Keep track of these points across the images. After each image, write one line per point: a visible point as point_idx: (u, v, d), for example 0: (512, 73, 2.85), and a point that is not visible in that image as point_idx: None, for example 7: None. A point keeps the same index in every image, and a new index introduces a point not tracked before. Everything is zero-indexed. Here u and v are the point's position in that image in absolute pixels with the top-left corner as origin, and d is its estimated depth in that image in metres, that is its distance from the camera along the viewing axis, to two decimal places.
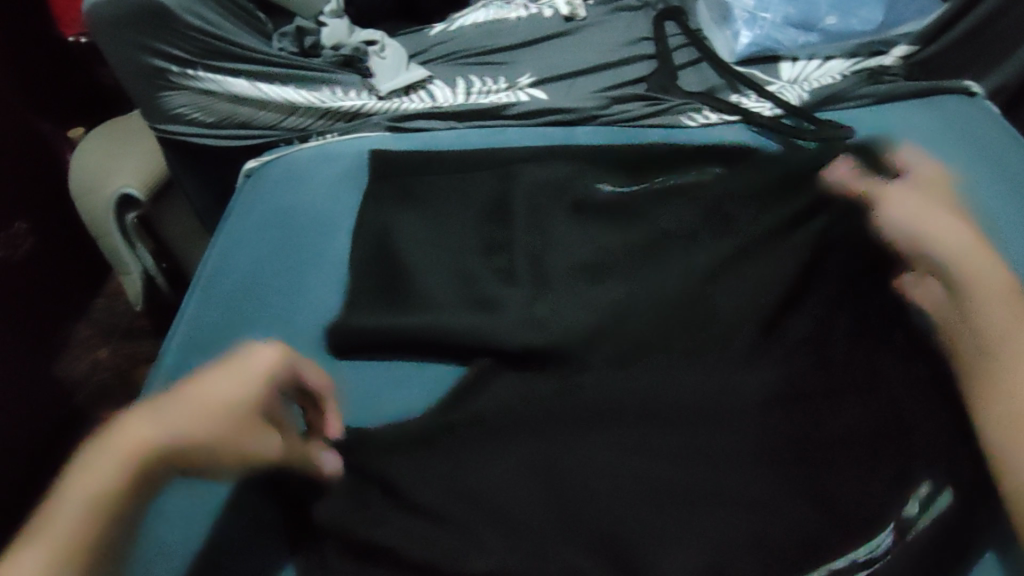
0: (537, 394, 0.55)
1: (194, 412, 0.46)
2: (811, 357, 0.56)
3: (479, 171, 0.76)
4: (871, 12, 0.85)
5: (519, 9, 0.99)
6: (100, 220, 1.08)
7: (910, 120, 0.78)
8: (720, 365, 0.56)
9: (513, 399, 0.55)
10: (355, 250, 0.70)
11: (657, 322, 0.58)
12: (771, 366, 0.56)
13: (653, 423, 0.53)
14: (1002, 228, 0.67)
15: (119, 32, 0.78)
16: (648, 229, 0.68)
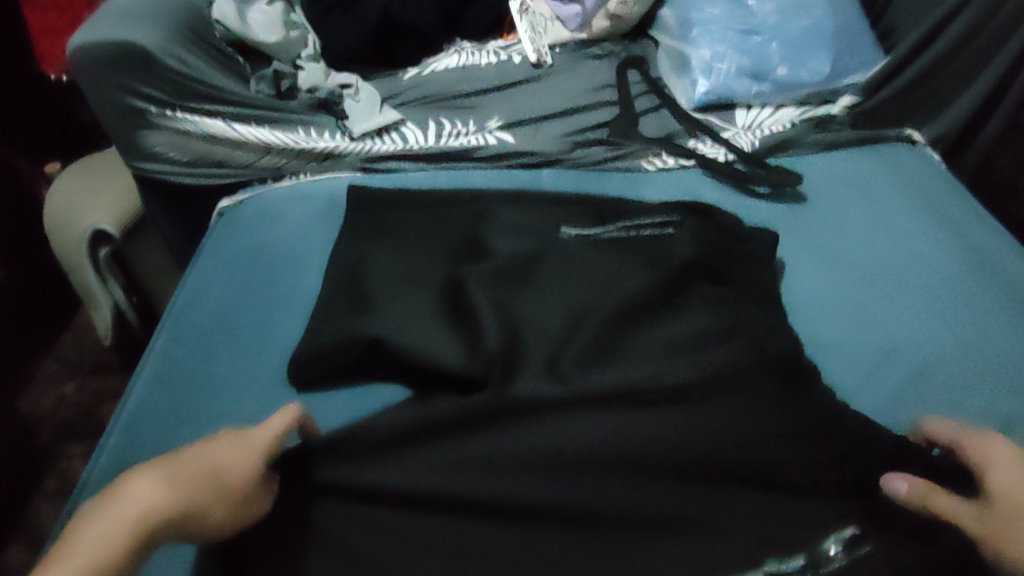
0: (493, 430, 0.56)
1: (199, 479, 0.46)
2: (763, 395, 0.57)
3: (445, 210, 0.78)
4: (820, 63, 0.87)
5: (490, 56, 1.03)
6: (71, 256, 1.08)
7: (857, 166, 0.83)
8: (670, 398, 0.57)
9: (470, 435, 0.56)
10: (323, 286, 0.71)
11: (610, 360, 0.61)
12: (723, 404, 0.57)
13: (601, 461, 0.54)
14: (937, 269, 0.71)
15: (99, 73, 0.81)
16: (608, 261, 0.70)
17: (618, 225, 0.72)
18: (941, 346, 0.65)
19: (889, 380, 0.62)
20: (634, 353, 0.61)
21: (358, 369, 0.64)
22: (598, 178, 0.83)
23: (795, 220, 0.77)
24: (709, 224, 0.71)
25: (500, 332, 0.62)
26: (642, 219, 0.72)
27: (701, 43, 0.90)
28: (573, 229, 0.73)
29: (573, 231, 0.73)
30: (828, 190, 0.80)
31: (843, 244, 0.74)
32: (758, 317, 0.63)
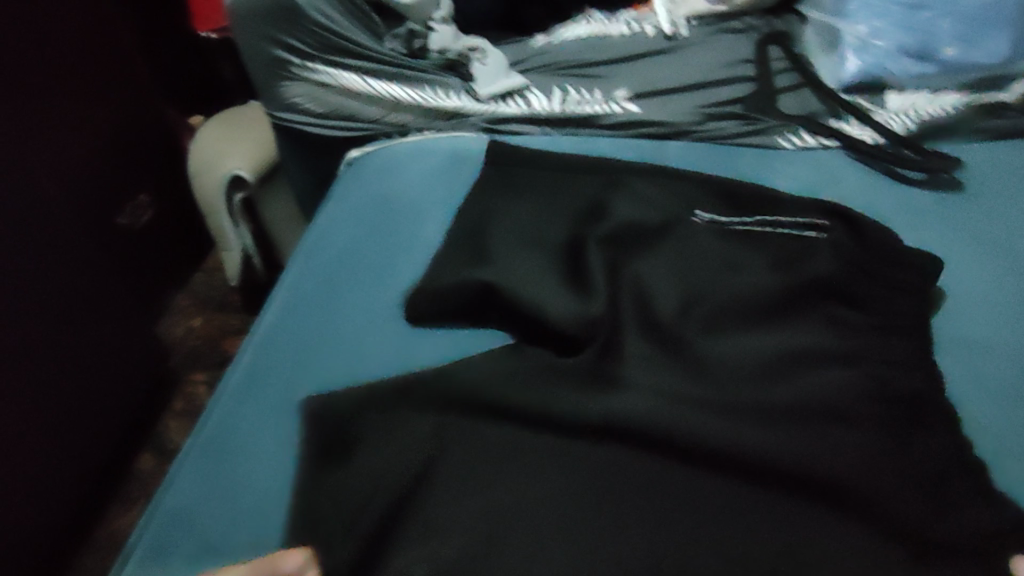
0: (598, 388, 0.56)
1: None
2: (881, 404, 0.55)
3: (568, 175, 0.77)
4: (996, 44, 0.79)
5: (622, 26, 1.00)
6: (210, 199, 1.17)
7: (1022, 159, 0.75)
8: (781, 379, 0.57)
9: (583, 400, 0.55)
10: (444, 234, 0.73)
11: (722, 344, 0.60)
12: (836, 391, 0.56)
13: (710, 437, 0.52)
14: None
15: (254, 23, 0.87)
16: (732, 244, 0.67)
17: (749, 219, 0.69)
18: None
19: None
20: (751, 333, 0.60)
21: (467, 311, 0.65)
22: (730, 154, 0.79)
23: (948, 209, 0.70)
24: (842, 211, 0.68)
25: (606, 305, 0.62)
26: (789, 220, 0.68)
27: (857, 17, 0.83)
28: (708, 215, 0.70)
29: (709, 217, 0.70)
30: (990, 183, 0.72)
31: (1004, 242, 0.67)
32: (886, 312, 0.61)
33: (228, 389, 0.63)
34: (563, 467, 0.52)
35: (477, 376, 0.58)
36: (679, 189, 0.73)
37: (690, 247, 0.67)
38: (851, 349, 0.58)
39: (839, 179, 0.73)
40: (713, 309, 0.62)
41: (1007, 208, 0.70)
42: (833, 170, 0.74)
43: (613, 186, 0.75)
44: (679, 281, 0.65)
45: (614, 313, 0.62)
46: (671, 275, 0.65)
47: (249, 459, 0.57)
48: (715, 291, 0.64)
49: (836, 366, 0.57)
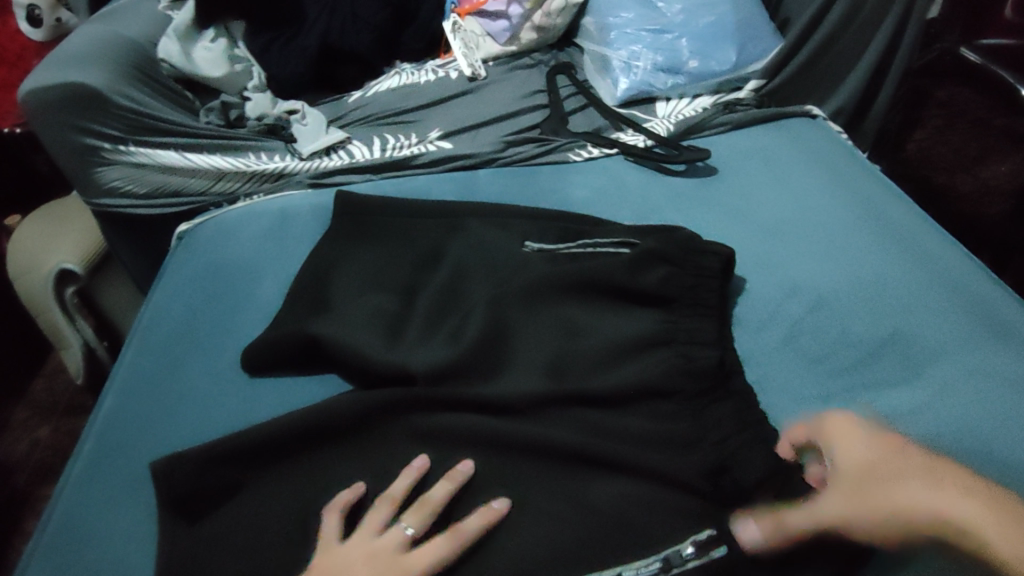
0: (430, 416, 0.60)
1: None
2: (690, 382, 0.59)
3: (396, 217, 0.82)
4: (726, 53, 0.95)
5: (427, 74, 1.10)
6: (37, 299, 1.10)
7: (765, 141, 0.89)
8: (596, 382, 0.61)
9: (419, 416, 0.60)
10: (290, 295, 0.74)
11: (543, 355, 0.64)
12: (644, 370, 0.61)
13: (509, 436, 0.57)
14: (834, 231, 0.75)
15: (54, 115, 0.86)
16: (563, 250, 0.72)
17: (573, 242, 0.73)
18: (849, 283, 0.68)
19: (802, 324, 0.66)
20: (551, 328, 0.66)
21: (314, 355, 0.69)
22: (528, 175, 0.88)
23: (711, 192, 0.82)
24: (620, 211, 0.80)
25: (425, 325, 0.68)
26: (602, 240, 0.72)
27: (619, 45, 0.98)
28: (536, 245, 0.75)
29: (536, 246, 0.74)
30: (738, 164, 0.86)
31: (751, 207, 0.79)
32: (689, 289, 0.65)
33: (68, 480, 0.64)
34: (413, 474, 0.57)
35: (334, 427, 0.60)
36: (495, 212, 0.80)
37: (502, 249, 0.75)
38: (674, 339, 0.63)
39: (624, 180, 0.85)
40: (517, 314, 0.67)
41: (756, 184, 0.83)
42: (619, 174, 0.86)
43: (449, 227, 0.80)
44: (502, 283, 0.70)
45: (449, 332, 0.67)
46: (509, 293, 0.68)
47: (102, 542, 0.59)
48: (533, 307, 0.68)
49: (659, 369, 0.60)
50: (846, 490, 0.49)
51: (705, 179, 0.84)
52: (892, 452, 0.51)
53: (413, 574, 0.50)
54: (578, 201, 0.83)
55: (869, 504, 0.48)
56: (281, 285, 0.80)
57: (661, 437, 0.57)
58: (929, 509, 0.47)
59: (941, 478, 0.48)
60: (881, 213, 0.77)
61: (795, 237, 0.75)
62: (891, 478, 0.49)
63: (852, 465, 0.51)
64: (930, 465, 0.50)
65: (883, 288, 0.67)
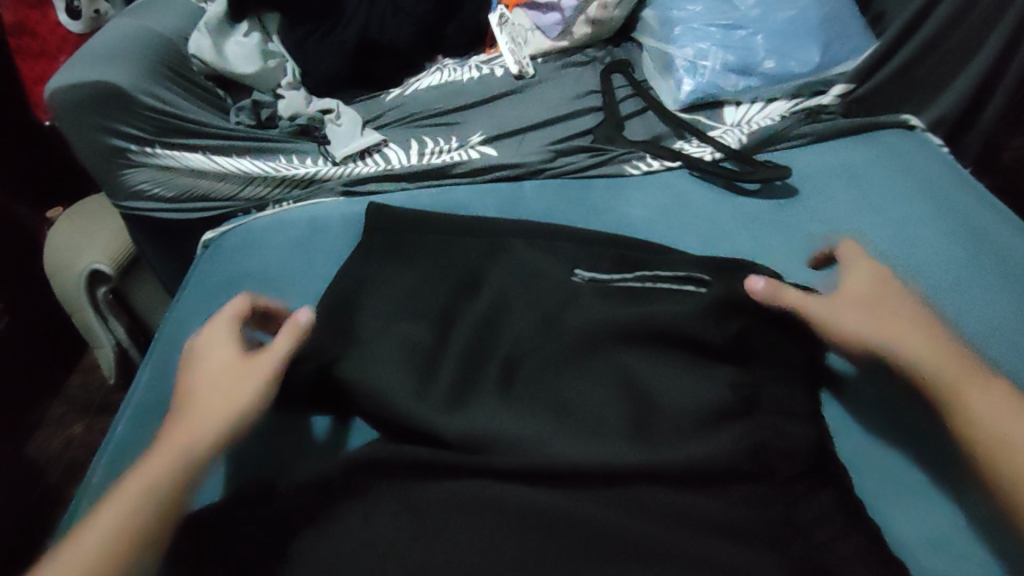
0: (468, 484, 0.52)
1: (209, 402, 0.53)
2: (781, 467, 0.51)
3: (431, 235, 0.74)
4: (808, 53, 0.84)
5: (471, 71, 1.02)
6: (70, 298, 1.08)
7: (852, 156, 0.78)
8: (665, 452, 0.52)
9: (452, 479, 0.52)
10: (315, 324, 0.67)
11: (601, 415, 0.56)
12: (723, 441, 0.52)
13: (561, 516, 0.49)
14: (941, 272, 0.64)
15: (79, 115, 0.81)
16: (619, 282, 0.65)
17: (634, 273, 0.65)
18: (968, 341, 0.57)
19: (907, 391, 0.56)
20: (607, 380, 0.58)
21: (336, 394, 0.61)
22: (579, 189, 0.80)
23: (788, 215, 0.72)
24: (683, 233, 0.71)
25: (459, 366, 0.60)
26: (664, 270, 0.64)
27: (684, 42, 0.88)
28: (587, 274, 0.67)
29: (586, 274, 0.67)
30: (820, 182, 0.75)
31: (838, 238, 0.69)
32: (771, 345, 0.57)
33: (73, 513, 0.59)
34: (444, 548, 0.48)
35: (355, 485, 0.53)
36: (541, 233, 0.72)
37: (549, 282, 0.66)
38: (756, 406, 0.55)
39: (687, 198, 0.75)
40: (570, 364, 0.60)
41: (842, 207, 0.72)
42: (680, 190, 0.76)
43: (490, 249, 0.72)
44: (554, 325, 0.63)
45: (487, 377, 0.59)
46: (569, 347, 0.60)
47: None
48: (590, 357, 0.60)
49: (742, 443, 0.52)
50: (841, 300, 0.57)
51: (780, 199, 0.74)
52: (877, 288, 0.58)
53: (249, 395, 0.53)
54: (634, 220, 0.74)
55: (842, 311, 0.56)
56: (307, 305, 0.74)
57: (741, 526, 0.49)
58: (920, 343, 0.53)
59: (902, 315, 0.55)
60: (1003, 253, 0.65)
61: (897, 276, 0.63)
62: (877, 298, 0.57)
63: (846, 327, 0.56)
64: (912, 318, 0.55)
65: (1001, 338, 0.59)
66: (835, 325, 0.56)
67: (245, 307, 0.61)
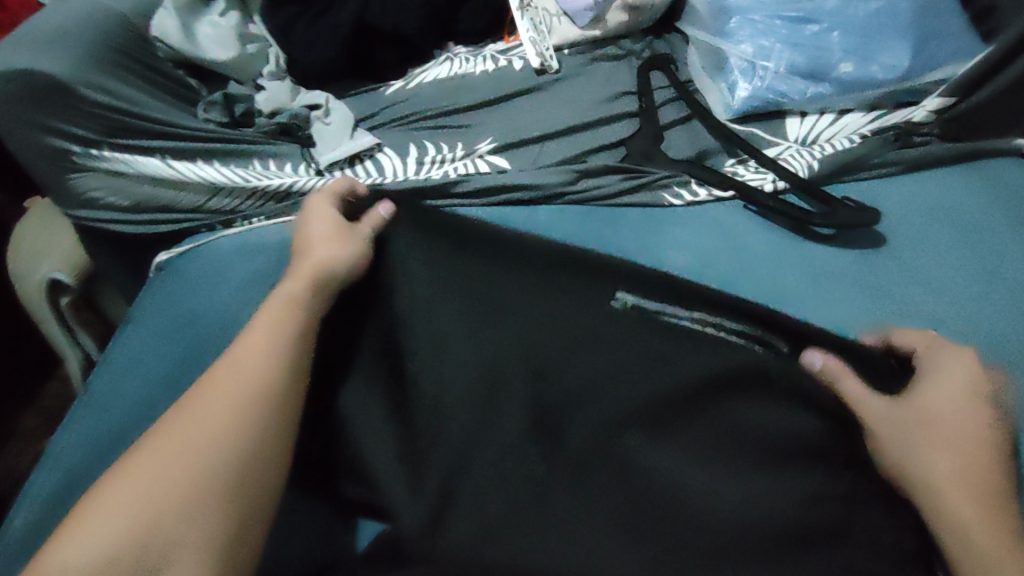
0: None
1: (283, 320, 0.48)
2: None
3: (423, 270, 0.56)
4: (894, 56, 0.68)
5: (485, 62, 0.87)
6: (32, 309, 0.96)
7: (952, 193, 0.63)
8: None
9: None
10: None
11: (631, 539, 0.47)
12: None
13: None
14: None
15: (14, 111, 0.68)
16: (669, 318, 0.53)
17: (697, 321, 0.53)
18: None
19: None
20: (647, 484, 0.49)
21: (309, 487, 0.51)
22: (608, 219, 0.66)
23: (868, 271, 0.58)
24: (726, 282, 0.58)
25: (456, 460, 0.50)
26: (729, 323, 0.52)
27: (740, 37, 0.72)
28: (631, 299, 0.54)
29: (631, 300, 0.54)
30: (911, 226, 0.61)
31: (931, 309, 0.55)
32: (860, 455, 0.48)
33: None
34: None
35: None
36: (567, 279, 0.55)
37: (565, 347, 0.53)
38: (846, 535, 0.45)
39: (742, 241, 0.61)
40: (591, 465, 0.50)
41: (939, 261, 0.59)
42: (727, 227, 0.63)
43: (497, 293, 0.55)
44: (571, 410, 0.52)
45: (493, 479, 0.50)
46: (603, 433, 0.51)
47: None
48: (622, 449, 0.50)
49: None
50: (908, 434, 0.46)
51: (856, 245, 0.60)
52: (962, 417, 0.46)
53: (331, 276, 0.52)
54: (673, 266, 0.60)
55: (912, 442, 0.46)
56: None
57: None
58: (948, 482, 0.44)
59: (962, 464, 0.44)
60: None
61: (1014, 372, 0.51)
62: (940, 435, 0.46)
63: (931, 419, 0.46)
64: (975, 472, 0.44)
65: None
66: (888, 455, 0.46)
67: (319, 203, 0.57)
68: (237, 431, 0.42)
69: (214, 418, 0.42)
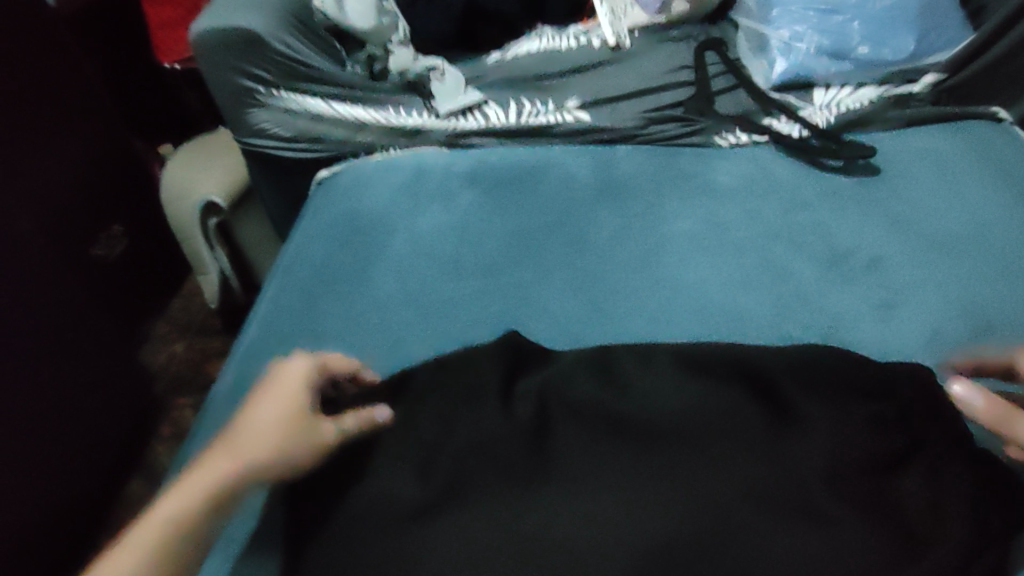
0: (570, 388, 0.55)
1: (254, 436, 0.50)
2: (861, 421, 0.51)
3: (521, 227, 0.80)
4: (901, 42, 0.87)
5: (569, 39, 1.06)
6: (185, 225, 1.19)
7: (936, 142, 0.82)
8: (724, 403, 0.53)
9: (552, 388, 0.56)
10: (436, 265, 0.77)
11: (686, 361, 0.57)
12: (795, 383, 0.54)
13: (627, 431, 0.52)
14: (1008, 254, 0.68)
15: (222, 56, 0.91)
16: (694, 372, 0.56)
17: (735, 302, 0.66)
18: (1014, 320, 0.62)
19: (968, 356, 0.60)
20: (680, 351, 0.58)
21: (452, 305, 0.72)
22: (673, 154, 0.86)
23: (872, 190, 0.76)
24: (753, 191, 0.78)
25: (563, 299, 0.70)
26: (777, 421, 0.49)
27: (780, 24, 0.92)
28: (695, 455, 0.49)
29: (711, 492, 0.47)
30: (903, 161, 0.79)
31: (915, 214, 0.72)
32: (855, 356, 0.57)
33: (220, 397, 0.68)
34: (519, 456, 0.51)
35: (465, 383, 0.56)
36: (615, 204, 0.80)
37: (623, 241, 0.75)
38: (825, 396, 0.53)
39: (772, 171, 0.80)
40: (654, 323, 0.66)
41: (921, 182, 0.76)
42: (765, 162, 0.82)
43: (562, 225, 0.79)
44: (649, 262, 0.72)
45: (581, 307, 0.69)
46: (674, 304, 0.67)
47: None
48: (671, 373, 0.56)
49: (823, 412, 0.51)
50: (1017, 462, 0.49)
51: (863, 171, 0.78)
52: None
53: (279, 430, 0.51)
54: (720, 185, 0.79)
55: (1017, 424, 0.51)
56: (413, 236, 0.82)
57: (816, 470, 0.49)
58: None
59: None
60: None
61: (967, 251, 0.68)
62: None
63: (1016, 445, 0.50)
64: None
65: None
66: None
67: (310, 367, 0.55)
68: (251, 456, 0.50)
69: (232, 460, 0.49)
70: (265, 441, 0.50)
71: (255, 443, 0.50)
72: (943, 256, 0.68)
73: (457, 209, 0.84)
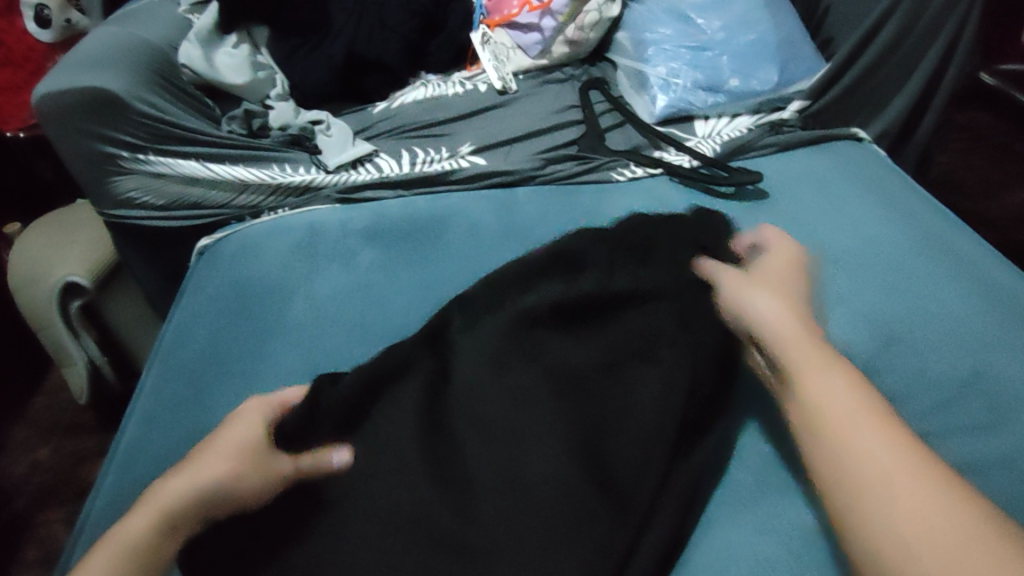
0: (438, 405, 0.61)
1: (227, 448, 0.51)
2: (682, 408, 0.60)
3: (432, 280, 0.77)
4: (767, 74, 0.94)
5: (455, 86, 1.05)
6: (40, 313, 1.03)
7: (813, 164, 0.88)
8: (572, 407, 0.60)
9: (420, 407, 0.60)
10: (341, 331, 0.72)
11: (548, 363, 0.63)
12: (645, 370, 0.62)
13: (485, 440, 0.58)
14: (902, 264, 0.74)
15: (74, 122, 0.81)
16: (552, 374, 0.62)
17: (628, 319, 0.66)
18: (908, 322, 0.68)
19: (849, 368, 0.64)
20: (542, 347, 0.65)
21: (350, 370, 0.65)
22: (573, 192, 0.87)
23: (764, 214, 0.81)
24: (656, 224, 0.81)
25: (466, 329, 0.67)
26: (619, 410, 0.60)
27: (657, 62, 0.97)
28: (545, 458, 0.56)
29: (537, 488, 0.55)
30: (792, 186, 0.85)
31: (811, 234, 0.78)
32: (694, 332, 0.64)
33: (92, 513, 0.59)
34: (380, 472, 0.56)
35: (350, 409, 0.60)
36: (522, 242, 0.81)
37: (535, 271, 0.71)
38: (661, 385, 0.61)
39: (672, 202, 0.84)
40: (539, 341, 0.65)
41: (808, 205, 0.82)
42: (659, 194, 0.85)
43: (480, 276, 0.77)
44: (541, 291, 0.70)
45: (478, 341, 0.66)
46: (551, 351, 0.64)
47: None
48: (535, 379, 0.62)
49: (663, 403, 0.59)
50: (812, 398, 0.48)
51: (755, 197, 0.84)
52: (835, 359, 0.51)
53: (251, 437, 0.53)
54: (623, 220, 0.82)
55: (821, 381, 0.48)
56: (312, 301, 0.76)
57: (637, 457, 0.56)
58: (905, 528, 0.38)
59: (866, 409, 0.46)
60: (946, 240, 0.77)
61: (863, 263, 0.74)
62: (822, 369, 0.49)
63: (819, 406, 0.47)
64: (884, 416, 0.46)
65: (953, 319, 0.68)
66: (767, 328, 0.55)
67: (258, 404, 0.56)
68: (228, 463, 0.50)
69: (215, 462, 0.50)
70: (240, 450, 0.51)
71: (222, 448, 0.51)
72: (789, 257, 0.75)
73: (356, 268, 0.79)
